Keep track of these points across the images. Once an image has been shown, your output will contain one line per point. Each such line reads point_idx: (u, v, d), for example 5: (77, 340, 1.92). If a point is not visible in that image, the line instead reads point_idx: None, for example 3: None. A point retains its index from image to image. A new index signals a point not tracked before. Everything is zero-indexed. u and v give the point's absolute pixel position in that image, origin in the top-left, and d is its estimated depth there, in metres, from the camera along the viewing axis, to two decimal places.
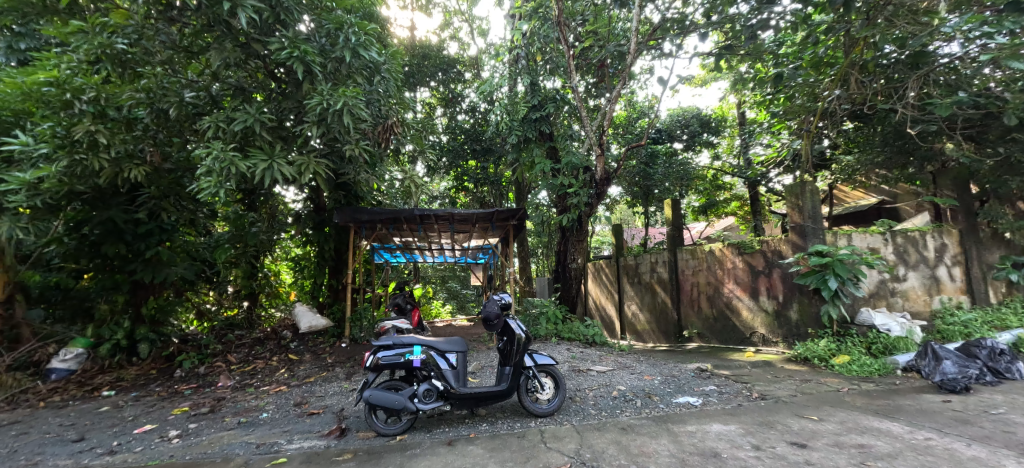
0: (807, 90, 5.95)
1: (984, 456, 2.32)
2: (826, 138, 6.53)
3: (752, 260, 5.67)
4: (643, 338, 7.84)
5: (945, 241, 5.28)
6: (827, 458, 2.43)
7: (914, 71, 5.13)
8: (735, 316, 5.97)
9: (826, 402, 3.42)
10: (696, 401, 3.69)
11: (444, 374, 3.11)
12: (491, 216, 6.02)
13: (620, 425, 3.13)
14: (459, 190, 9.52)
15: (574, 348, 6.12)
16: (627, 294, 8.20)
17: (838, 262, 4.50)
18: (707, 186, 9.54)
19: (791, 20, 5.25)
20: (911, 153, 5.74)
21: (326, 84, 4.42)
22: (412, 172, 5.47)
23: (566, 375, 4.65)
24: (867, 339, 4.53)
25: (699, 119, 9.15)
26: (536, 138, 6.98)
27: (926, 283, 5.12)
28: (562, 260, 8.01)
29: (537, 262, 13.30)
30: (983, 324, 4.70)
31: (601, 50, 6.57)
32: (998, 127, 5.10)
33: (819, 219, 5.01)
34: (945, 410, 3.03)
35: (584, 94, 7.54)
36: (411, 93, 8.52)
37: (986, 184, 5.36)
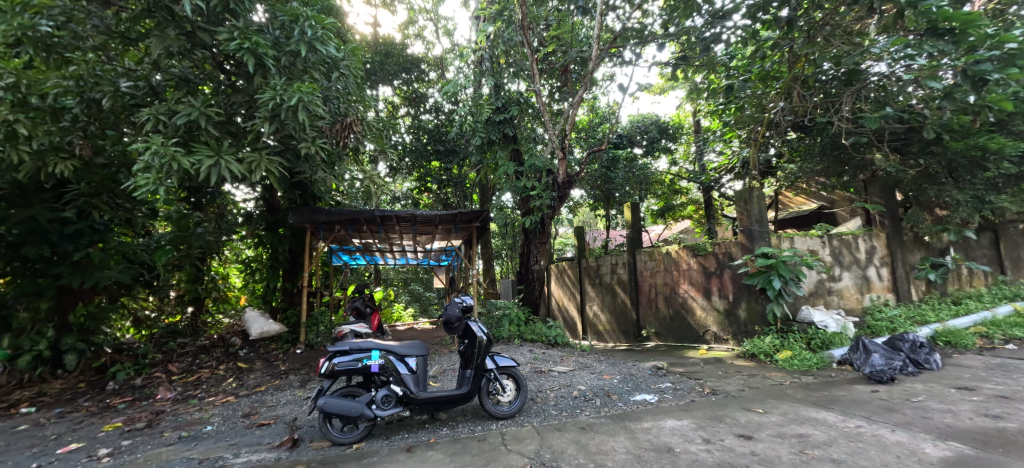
0: (755, 102, 6.31)
1: (906, 440, 2.53)
2: (772, 147, 6.94)
3: (705, 261, 5.92)
4: (604, 338, 8.01)
5: (874, 243, 5.73)
6: (771, 448, 2.57)
7: (848, 87, 5.54)
8: (690, 315, 6.22)
9: (771, 395, 3.62)
10: (653, 398, 3.81)
11: (403, 379, 3.04)
12: (453, 218, 5.96)
13: (580, 424, 3.18)
14: (422, 191, 9.38)
15: (536, 349, 6.16)
16: (589, 295, 8.34)
17: (782, 263, 4.80)
18: (665, 190, 9.89)
19: (741, 35, 5.56)
20: (845, 163, 6.20)
21: (280, 78, 4.23)
22: (372, 172, 5.34)
23: (528, 377, 4.67)
24: (807, 335, 4.85)
25: (657, 126, 9.47)
26: (500, 141, 6.97)
27: (859, 282, 5.54)
28: (525, 262, 8.05)
29: (501, 265, 13.31)
30: (906, 320, 5.13)
31: (564, 55, 6.69)
32: (919, 140, 5.62)
33: (765, 223, 5.31)
34: (873, 399, 3.29)
35: (549, 98, 7.62)
36: (373, 91, 8.32)
37: (910, 192, 5.87)
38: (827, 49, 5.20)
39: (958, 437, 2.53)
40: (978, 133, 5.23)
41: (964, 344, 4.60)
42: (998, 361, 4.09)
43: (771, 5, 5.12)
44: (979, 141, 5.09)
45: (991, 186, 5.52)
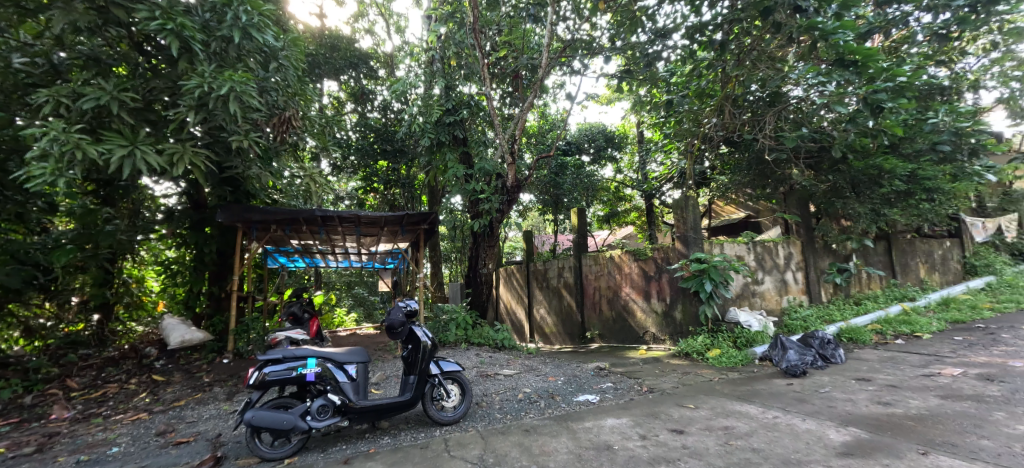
0: (692, 117, 6.75)
1: (814, 428, 2.79)
2: (706, 160, 7.44)
3: (645, 266, 6.20)
4: (551, 341, 8.13)
5: (791, 250, 6.28)
6: (700, 441, 2.74)
7: (772, 108, 6.06)
8: (631, 317, 6.48)
9: (701, 391, 3.86)
10: (594, 398, 3.92)
11: (342, 387, 2.90)
12: (400, 220, 5.81)
13: (524, 426, 3.20)
14: (368, 191, 9.07)
15: (483, 353, 6.14)
16: (536, 298, 8.45)
17: (713, 268, 5.15)
18: (611, 197, 10.26)
19: (681, 53, 5.94)
20: (768, 176, 6.79)
21: (210, 65, 3.92)
22: (313, 169, 5.09)
23: (473, 381, 4.64)
24: (734, 334, 5.22)
25: (604, 135, 9.83)
26: (450, 142, 6.90)
27: (779, 285, 6.05)
28: (473, 265, 8.02)
29: (449, 268, 13.16)
30: (817, 319, 5.68)
31: (516, 61, 6.77)
32: (829, 159, 6.26)
33: (699, 230, 5.65)
34: (789, 392, 3.61)
35: (499, 102, 7.66)
36: (317, 85, 7.93)
37: (821, 204, 6.51)
38: (754, 72, 5.64)
39: (857, 423, 2.83)
40: (876, 154, 5.92)
41: (863, 340, 5.17)
42: (889, 354, 4.63)
43: (707, 28, 5.50)
44: (875, 162, 5.80)
45: (885, 200, 6.25)
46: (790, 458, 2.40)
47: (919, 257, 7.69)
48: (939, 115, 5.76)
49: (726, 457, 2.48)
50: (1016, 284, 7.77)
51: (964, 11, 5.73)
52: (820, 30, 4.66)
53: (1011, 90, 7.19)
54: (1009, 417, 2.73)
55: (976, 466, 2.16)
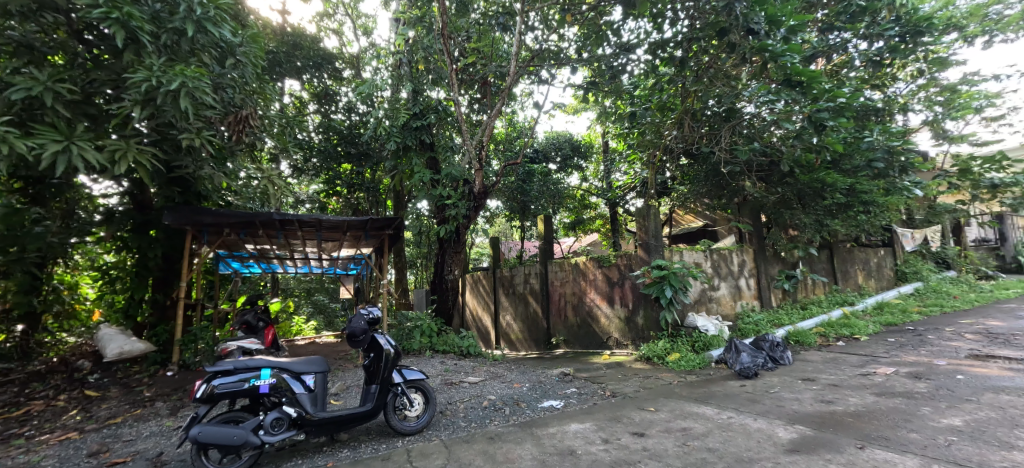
0: (654, 129, 7.01)
1: (765, 426, 2.94)
2: (667, 171, 7.72)
3: (609, 272, 6.34)
4: (516, 347, 8.15)
5: (744, 258, 6.60)
6: (660, 443, 2.81)
7: (727, 122, 6.37)
8: (595, 323, 6.59)
9: (661, 394, 3.98)
10: (559, 404, 3.96)
11: (299, 399, 2.79)
12: (364, 224, 5.68)
13: (488, 434, 3.19)
14: (330, 195, 8.81)
15: (447, 361, 6.06)
16: (503, 304, 8.45)
17: (673, 274, 5.34)
18: (576, 204, 10.42)
19: (644, 67, 6.16)
20: (724, 187, 7.13)
21: (159, 58, 3.72)
22: (272, 171, 4.90)
23: (437, 389, 4.57)
24: (692, 338, 5.41)
25: (571, 143, 10.01)
26: (416, 147, 6.83)
27: (733, 291, 6.34)
28: (438, 271, 7.93)
29: (414, 274, 12.95)
30: (768, 323, 5.99)
31: (484, 68, 6.81)
32: (777, 173, 6.67)
33: (660, 237, 5.84)
34: (742, 393, 3.78)
35: (467, 108, 7.68)
36: (278, 84, 7.65)
37: (771, 214, 6.89)
38: (710, 88, 5.91)
39: (804, 421, 3.00)
40: (819, 169, 6.34)
41: (808, 343, 5.49)
42: (831, 356, 4.95)
43: (668, 44, 5.75)
44: (818, 176, 6.23)
45: (828, 212, 6.69)
46: (743, 456, 2.51)
47: (857, 265, 8.27)
48: (874, 134, 6.25)
49: (684, 458, 2.56)
50: (940, 290, 8.50)
51: (894, 41, 6.27)
52: (771, 53, 4.98)
53: (935, 114, 7.90)
54: (934, 412, 2.97)
55: (906, 458, 2.34)
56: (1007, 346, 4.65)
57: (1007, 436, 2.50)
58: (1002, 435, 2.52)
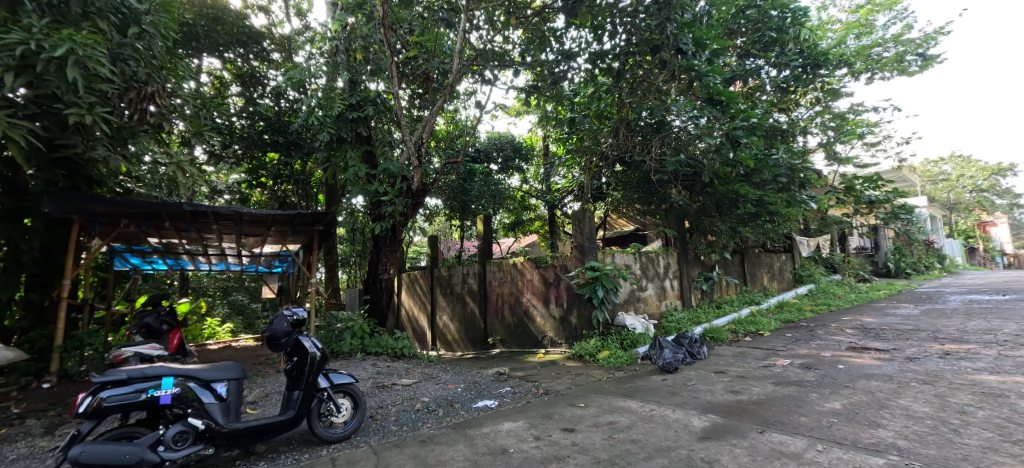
0: (592, 136, 7.29)
1: (682, 417, 3.16)
2: (603, 176, 8.04)
3: (545, 273, 6.47)
4: (452, 347, 8.07)
5: (669, 261, 7.05)
6: (588, 437, 2.92)
7: (657, 133, 6.78)
8: (531, 323, 6.70)
9: (591, 391, 4.13)
10: (493, 403, 3.98)
11: (208, 409, 2.55)
12: (291, 219, 5.34)
13: (420, 437, 3.12)
14: (253, 186, 8.18)
15: (380, 363, 5.85)
16: (440, 304, 8.33)
17: (605, 275, 5.60)
18: (516, 205, 10.52)
19: (585, 76, 6.37)
20: (653, 194, 7.57)
21: (42, 19, 3.30)
22: (181, 157, 4.43)
23: (368, 393, 4.39)
24: (621, 336, 5.67)
25: (512, 145, 10.08)
26: (351, 140, 6.50)
27: (659, 292, 6.75)
28: (373, 270, 7.63)
29: (346, 273, 12.37)
30: (688, 321, 6.45)
31: (426, 63, 6.65)
32: (698, 183, 7.20)
33: (594, 240, 6.06)
34: (664, 387, 4.03)
35: (408, 103, 7.50)
36: (194, 61, 6.93)
37: (693, 220, 7.44)
38: (644, 101, 6.24)
39: (715, 410, 3.26)
40: (734, 181, 6.95)
41: (721, 338, 5.98)
42: (740, 350, 5.44)
43: (607, 56, 5.99)
44: (733, 187, 6.85)
45: (741, 220, 7.35)
46: (663, 445, 2.67)
47: (764, 268, 9.16)
48: (779, 152, 7.04)
49: (609, 450, 2.67)
50: (828, 290, 9.68)
51: (798, 71, 7.08)
52: (696, 72, 5.41)
53: (828, 137, 8.98)
54: (821, 397, 3.37)
55: (797, 439, 2.62)
56: (876, 339, 5.40)
57: (876, 416, 2.89)
58: (871, 416, 2.91)
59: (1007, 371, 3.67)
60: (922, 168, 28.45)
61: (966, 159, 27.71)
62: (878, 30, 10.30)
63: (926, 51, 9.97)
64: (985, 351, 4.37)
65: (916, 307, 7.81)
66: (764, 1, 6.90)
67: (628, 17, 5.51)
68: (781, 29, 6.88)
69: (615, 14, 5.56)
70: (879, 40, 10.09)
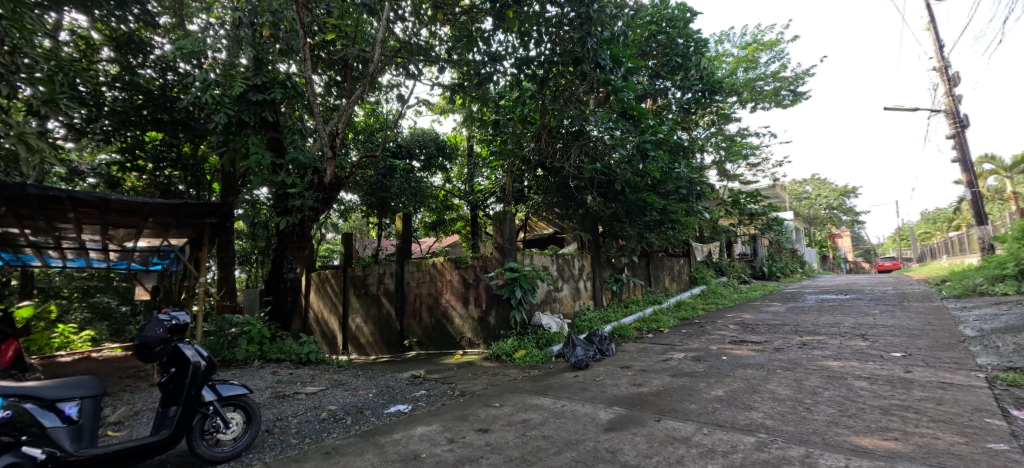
0: (515, 139, 7.39)
1: (591, 410, 3.31)
2: (525, 180, 8.19)
3: (465, 273, 6.42)
4: (365, 351, 7.68)
5: (584, 263, 7.39)
6: (501, 436, 2.93)
7: (576, 141, 7.08)
8: (449, 323, 6.61)
9: (507, 390, 4.16)
10: (407, 408, 3.84)
11: (52, 434, 2.11)
12: (177, 209, 4.68)
13: (324, 449, 2.90)
14: (127, 169, 7.03)
15: (281, 371, 5.36)
16: (353, 306, 7.89)
17: (523, 276, 5.71)
18: (438, 205, 10.35)
19: (510, 79, 6.44)
20: (570, 199, 7.86)
21: None
22: (25, 128, 3.66)
23: (265, 404, 3.99)
24: (537, 335, 5.83)
25: (436, 143, 9.83)
26: (254, 124, 5.85)
27: (574, 292, 7.05)
28: (277, 269, 6.98)
29: (245, 272, 11.19)
30: (599, 320, 6.81)
31: (345, 49, 6.25)
32: (610, 191, 7.62)
33: (514, 241, 6.13)
34: (575, 383, 4.20)
35: (322, 90, 7.00)
36: (51, 16, 5.76)
37: (607, 225, 7.87)
38: (565, 109, 6.43)
39: (619, 402, 3.46)
40: (643, 190, 7.47)
41: (627, 336, 6.40)
42: (643, 346, 5.87)
43: (532, 62, 6.11)
44: (641, 196, 7.38)
45: (648, 226, 7.97)
46: (572, 439, 2.78)
47: (666, 271, 10.00)
48: (682, 167, 7.72)
49: (522, 447, 2.71)
50: (717, 291, 10.84)
51: (698, 94, 7.92)
52: (613, 87, 5.79)
53: (721, 156, 10.08)
54: (708, 385, 3.75)
55: (688, 424, 2.87)
56: (752, 332, 6.17)
57: (750, 400, 3.28)
58: (747, 400, 3.30)
59: (847, 357, 4.39)
60: (792, 186, 33.14)
61: (823, 182, 32.95)
62: (762, 66, 11.74)
63: (797, 88, 11.64)
64: (831, 341, 5.18)
65: (784, 305, 9.07)
66: (673, 29, 7.56)
67: (553, 28, 5.66)
68: (686, 56, 7.60)
69: (541, 23, 5.69)
70: (763, 75, 11.54)
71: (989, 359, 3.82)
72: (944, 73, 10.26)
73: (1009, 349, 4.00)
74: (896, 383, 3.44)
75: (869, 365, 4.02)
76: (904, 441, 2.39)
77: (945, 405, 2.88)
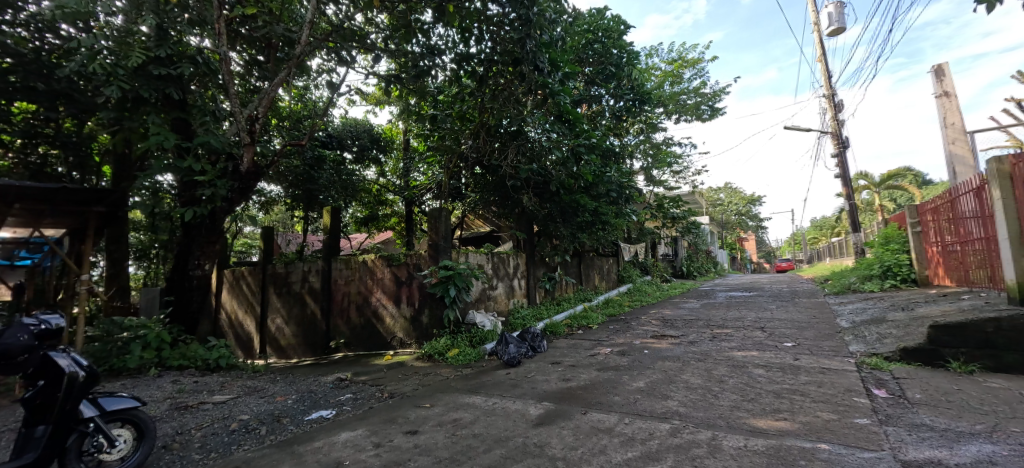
0: (452, 136, 7.29)
1: (521, 407, 3.35)
2: (462, 177, 8.11)
3: (398, 271, 6.21)
4: (286, 355, 7.18)
5: (518, 262, 7.51)
6: (431, 437, 2.88)
7: (514, 141, 7.13)
8: (379, 323, 6.36)
9: (438, 390, 4.09)
10: (329, 413, 3.63)
11: None
12: (53, 192, 4.12)
13: (233, 464, 2.66)
14: None
15: (184, 379, 4.83)
16: (273, 305, 7.34)
17: (458, 275, 5.66)
18: (371, 199, 9.95)
19: (450, 74, 6.33)
20: (507, 198, 7.94)
21: None
22: None
23: (162, 417, 3.56)
24: (470, 334, 5.80)
25: (369, 135, 9.40)
26: (157, 102, 5.21)
27: (508, 290, 7.12)
28: (182, 265, 6.29)
29: (141, 269, 9.95)
30: (531, 317, 6.94)
31: (268, 27, 5.77)
32: (545, 193, 7.77)
33: (449, 238, 6.03)
34: (506, 380, 4.23)
35: (242, 70, 6.41)
36: None
37: (541, 225, 8.05)
38: (503, 110, 6.42)
39: (549, 397, 3.55)
40: (576, 192, 7.72)
41: (559, 332, 6.58)
42: (572, 342, 6.07)
43: (472, 59, 6.07)
44: (575, 197, 7.63)
45: (580, 227, 8.25)
46: (501, 435, 2.79)
47: (596, 270, 10.44)
48: (612, 171, 8.09)
49: (452, 447, 2.68)
50: (642, 289, 11.51)
51: (629, 103, 8.34)
52: (550, 90, 5.88)
53: (648, 163, 10.71)
54: (630, 378, 3.96)
55: (612, 415, 3.01)
56: (671, 327, 6.63)
57: (667, 390, 3.51)
58: (664, 390, 3.53)
59: (749, 348, 4.87)
60: (709, 193, 36.04)
61: (735, 190, 36.28)
62: (685, 81, 12.66)
63: (714, 104, 12.69)
64: (736, 334, 5.72)
65: (698, 302, 9.85)
66: (608, 39, 7.90)
67: (493, 26, 5.67)
68: (619, 66, 7.99)
69: (482, 20, 5.67)
70: (686, 89, 12.47)
71: (858, 346, 4.44)
72: (831, 100, 11.74)
73: (873, 337, 4.68)
74: (787, 369, 3.88)
75: (766, 354, 4.49)
76: (792, 421, 2.69)
77: (824, 387, 3.30)
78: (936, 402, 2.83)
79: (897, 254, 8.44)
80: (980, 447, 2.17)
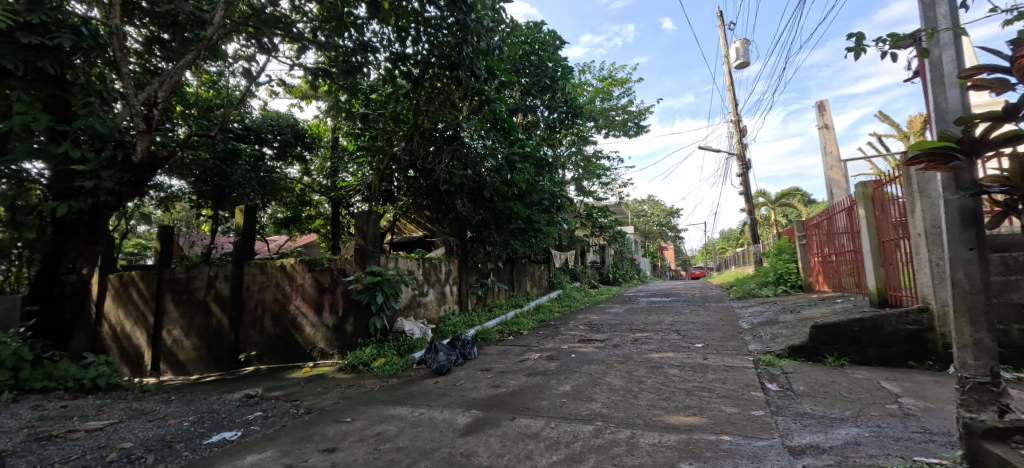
0: (385, 136, 7.08)
1: (448, 416, 3.28)
2: (394, 179, 7.84)
3: (319, 277, 5.81)
4: (185, 370, 6.44)
5: (450, 268, 7.41)
6: (350, 454, 2.72)
7: (449, 145, 7.04)
8: (297, 333, 5.91)
9: (360, 403, 3.88)
10: (233, 435, 3.29)
11: None
12: None
13: None
14: None
15: (49, 403, 4.11)
16: (170, 315, 6.56)
17: (386, 281, 5.42)
18: (294, 199, 9.35)
19: (384, 73, 6.10)
20: (440, 203, 7.87)
21: None
22: None
23: (16, 451, 3.00)
24: (398, 342, 5.58)
25: (294, 130, 8.74)
26: (27, 75, 4.45)
27: (439, 297, 6.97)
28: (51, 268, 5.42)
29: None
30: (462, 324, 6.86)
31: (174, 4, 5.17)
32: (478, 199, 7.76)
33: (377, 243, 5.79)
34: (434, 389, 4.13)
35: (141, 49, 5.68)
36: None
37: (475, 231, 8.03)
38: (437, 112, 6.33)
39: (477, 405, 3.51)
40: (510, 199, 7.80)
41: (490, 339, 6.56)
42: (503, 348, 6.09)
43: (409, 60, 5.90)
44: (509, 204, 7.70)
45: (513, 234, 8.35)
46: (427, 447, 2.71)
47: (527, 277, 10.60)
48: (546, 180, 8.28)
49: (373, 463, 2.55)
50: (571, 295, 11.89)
51: (563, 116, 8.62)
52: (486, 97, 5.96)
53: (579, 174, 11.12)
54: (557, 382, 4.04)
55: (539, 420, 3.05)
56: (597, 332, 6.91)
57: (592, 392, 3.64)
58: (590, 393, 3.64)
59: (666, 349, 5.21)
60: (634, 204, 38.26)
61: (656, 203, 38.97)
62: (615, 99, 13.39)
63: (639, 122, 13.55)
64: (655, 336, 6.09)
65: (622, 307, 10.37)
66: (544, 52, 8.12)
67: (431, 29, 5.54)
68: (553, 79, 8.23)
69: (419, 21, 5.54)
70: (614, 106, 13.18)
71: (756, 345, 4.94)
72: (738, 125, 13.05)
73: (768, 337, 5.24)
74: (698, 368, 4.19)
75: (680, 355, 4.82)
76: (701, 416, 2.91)
77: (727, 384, 3.61)
78: (816, 393, 3.22)
79: (787, 263, 9.57)
80: (849, 431, 2.50)
